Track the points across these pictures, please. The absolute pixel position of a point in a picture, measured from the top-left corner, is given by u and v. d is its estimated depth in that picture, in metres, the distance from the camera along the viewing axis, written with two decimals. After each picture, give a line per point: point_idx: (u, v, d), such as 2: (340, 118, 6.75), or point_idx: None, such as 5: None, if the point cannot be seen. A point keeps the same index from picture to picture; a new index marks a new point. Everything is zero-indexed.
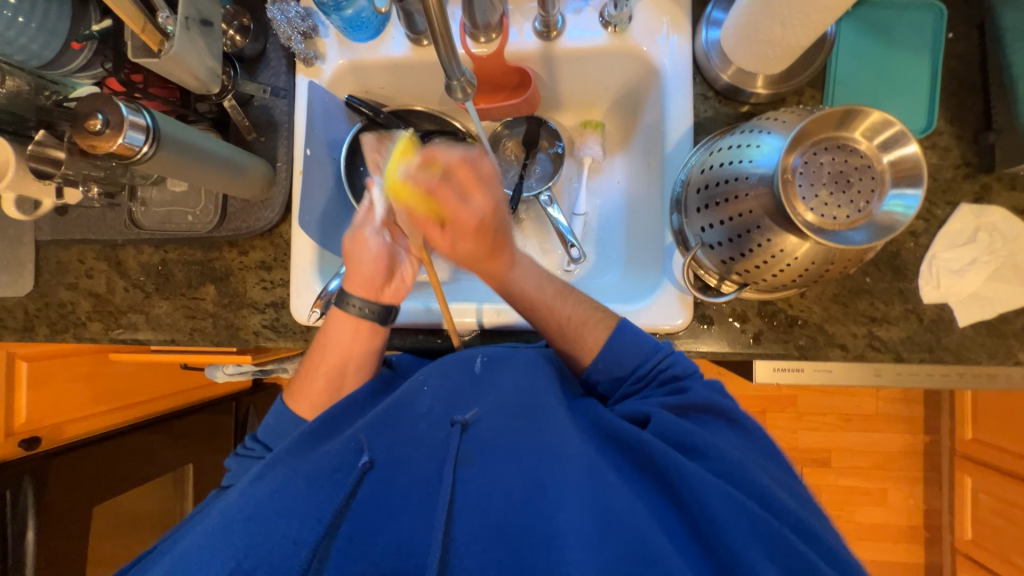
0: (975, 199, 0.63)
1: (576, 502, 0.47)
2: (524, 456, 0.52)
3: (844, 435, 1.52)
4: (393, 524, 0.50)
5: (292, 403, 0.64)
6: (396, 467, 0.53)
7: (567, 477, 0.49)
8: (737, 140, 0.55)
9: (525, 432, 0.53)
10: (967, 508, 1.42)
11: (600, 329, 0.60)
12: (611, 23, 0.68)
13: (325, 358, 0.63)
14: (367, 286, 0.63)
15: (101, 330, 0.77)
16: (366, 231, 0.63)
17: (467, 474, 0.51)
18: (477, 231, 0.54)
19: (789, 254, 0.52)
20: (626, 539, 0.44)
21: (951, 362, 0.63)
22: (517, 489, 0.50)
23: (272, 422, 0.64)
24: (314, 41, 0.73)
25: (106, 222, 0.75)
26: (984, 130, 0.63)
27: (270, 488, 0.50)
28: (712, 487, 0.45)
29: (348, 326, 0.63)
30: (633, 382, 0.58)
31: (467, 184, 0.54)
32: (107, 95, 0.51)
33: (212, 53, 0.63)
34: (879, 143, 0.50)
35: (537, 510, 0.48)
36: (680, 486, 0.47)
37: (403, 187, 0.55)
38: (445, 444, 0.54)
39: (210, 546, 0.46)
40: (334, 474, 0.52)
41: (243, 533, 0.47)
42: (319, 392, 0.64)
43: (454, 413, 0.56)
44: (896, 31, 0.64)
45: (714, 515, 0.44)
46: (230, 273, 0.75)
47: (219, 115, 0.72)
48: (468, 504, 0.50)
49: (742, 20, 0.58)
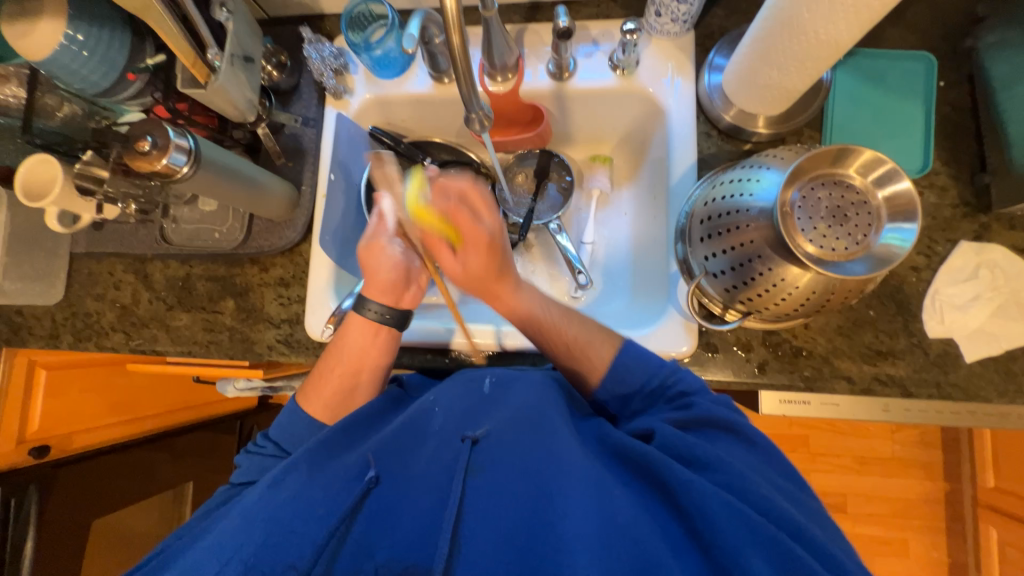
0: (974, 237, 0.65)
1: (585, 514, 0.46)
2: (533, 469, 0.51)
3: (859, 478, 1.47)
4: (402, 528, 0.51)
5: (304, 403, 0.66)
6: (408, 479, 0.54)
7: (573, 490, 0.48)
8: (738, 175, 0.58)
9: (534, 444, 0.53)
10: (995, 563, 1.34)
11: (604, 349, 0.61)
12: (620, 66, 0.73)
13: (342, 362, 0.65)
14: (388, 293, 0.66)
15: (122, 340, 0.80)
16: (382, 240, 0.67)
17: (474, 487, 0.51)
18: (490, 249, 0.60)
19: (790, 284, 0.54)
20: (633, 553, 0.43)
21: (960, 398, 0.62)
22: (524, 501, 0.49)
23: (285, 421, 0.65)
24: (345, 77, 0.79)
25: (138, 237, 0.79)
26: (979, 171, 0.65)
27: (287, 492, 0.52)
28: (717, 502, 0.44)
29: (368, 334, 0.66)
30: (641, 400, 0.59)
31: (479, 205, 0.60)
32: (157, 120, 0.56)
33: (251, 86, 0.69)
34: (874, 179, 0.52)
35: (544, 522, 0.47)
36: (684, 499, 0.46)
37: (424, 211, 0.59)
38: (455, 458, 0.54)
39: (227, 543, 0.48)
40: (346, 481, 0.53)
41: (261, 530, 0.49)
42: (332, 392, 0.66)
43: (464, 428, 0.56)
44: (890, 78, 0.68)
45: (724, 532, 0.43)
46: (250, 289, 0.78)
47: (251, 141, 0.78)
48: (475, 513, 0.50)
49: (742, 66, 0.62)
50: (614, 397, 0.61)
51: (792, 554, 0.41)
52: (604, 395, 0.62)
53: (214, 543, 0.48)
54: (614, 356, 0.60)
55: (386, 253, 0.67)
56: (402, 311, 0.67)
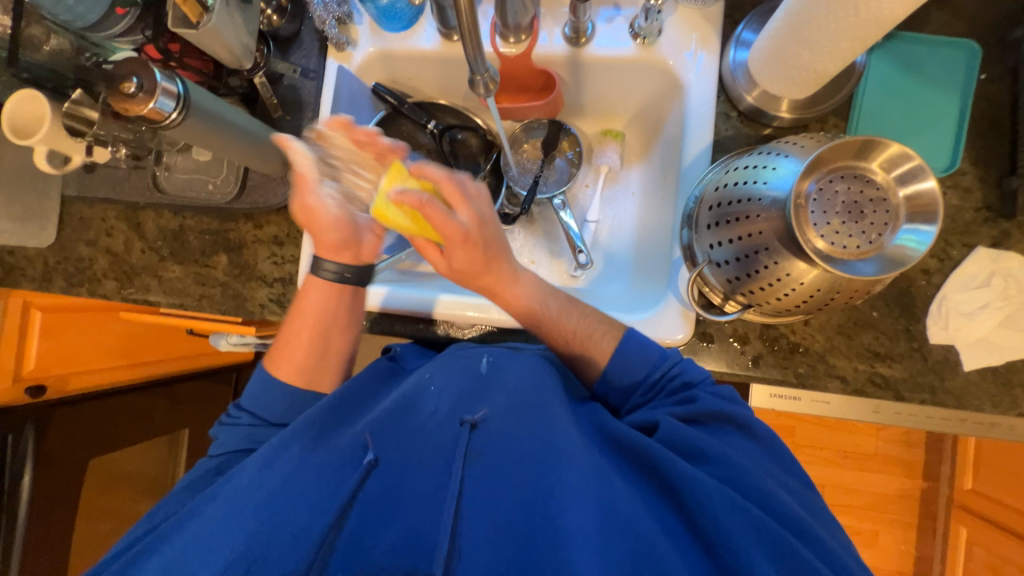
0: (992, 243, 0.62)
1: (585, 501, 0.47)
2: (532, 456, 0.52)
3: (839, 471, 1.49)
4: (404, 513, 0.52)
5: (276, 369, 0.65)
6: (404, 467, 0.54)
7: (573, 478, 0.49)
8: (754, 161, 0.55)
9: (532, 428, 0.54)
10: (961, 560, 1.39)
11: (607, 341, 0.60)
12: (640, 34, 0.68)
13: (307, 326, 0.65)
14: (340, 252, 0.62)
15: (114, 288, 0.79)
16: (312, 198, 0.58)
17: (473, 472, 0.52)
18: (457, 275, 0.59)
19: (795, 279, 0.52)
20: (633, 543, 0.45)
21: (952, 406, 0.62)
22: (523, 489, 0.51)
23: (256, 391, 0.64)
24: (348, 27, 0.75)
25: (130, 183, 0.77)
26: (1008, 175, 0.62)
27: (279, 479, 0.52)
28: (716, 495, 0.46)
29: (328, 295, 0.65)
30: (643, 393, 0.58)
31: (452, 198, 0.54)
32: (143, 59, 0.53)
33: (248, 30, 0.65)
34: (897, 175, 0.50)
35: (542, 513, 0.49)
36: (682, 492, 0.47)
37: (389, 211, 0.51)
38: (453, 442, 0.54)
39: (224, 531, 0.49)
40: (342, 465, 0.53)
41: (254, 519, 0.49)
42: (302, 356, 0.65)
43: (461, 412, 0.56)
44: (929, 67, 0.64)
45: (718, 521, 0.45)
46: (244, 245, 0.77)
47: (248, 90, 0.73)
48: (475, 500, 0.51)
49: (771, 43, 0.58)
50: (618, 391, 0.61)
51: (796, 552, 0.43)
52: (603, 389, 0.62)
53: (206, 531, 0.49)
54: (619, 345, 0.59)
55: (322, 209, 0.58)
56: (353, 268, 0.64)
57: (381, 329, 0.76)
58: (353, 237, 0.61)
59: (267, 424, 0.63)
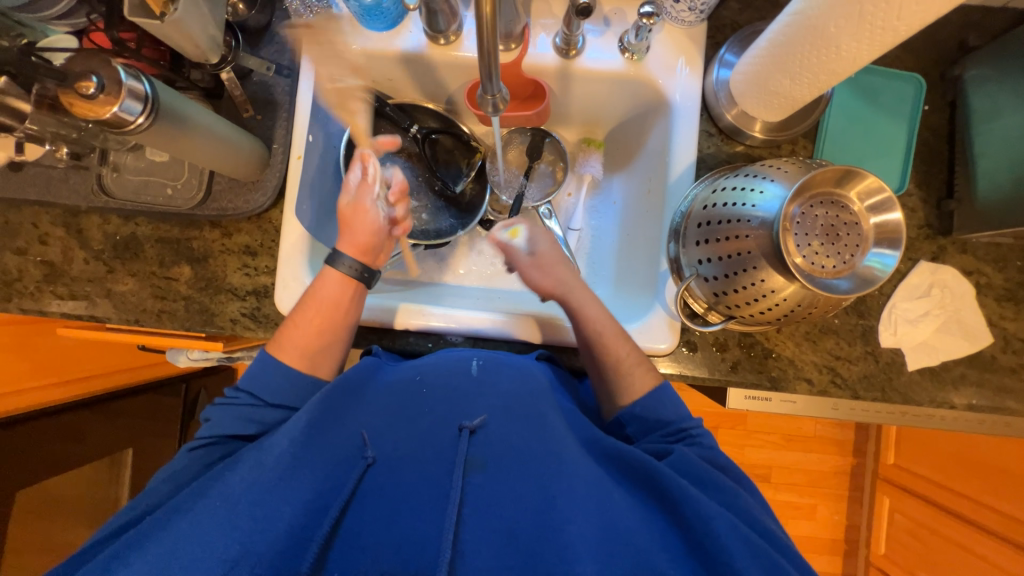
0: (932, 257, 0.70)
1: (588, 516, 0.48)
2: (533, 467, 0.52)
3: (784, 453, 1.63)
4: (402, 522, 0.49)
5: (276, 351, 0.60)
6: (400, 463, 0.53)
7: (575, 492, 0.50)
8: (740, 183, 0.59)
9: (526, 433, 0.54)
10: (883, 526, 1.57)
11: (648, 376, 0.62)
12: (629, 50, 0.69)
13: (321, 317, 0.61)
14: (359, 248, 0.63)
15: (50, 302, 0.70)
16: (367, 201, 0.64)
17: (474, 482, 0.51)
18: (536, 265, 0.69)
19: (778, 295, 0.56)
20: (634, 558, 0.46)
21: (898, 401, 0.69)
22: (526, 498, 0.50)
23: (257, 370, 0.59)
24: (326, 22, 0.70)
25: (68, 184, 0.68)
26: (945, 197, 0.70)
27: (273, 469, 0.49)
28: (721, 517, 0.47)
29: (344, 289, 0.62)
30: (666, 434, 0.58)
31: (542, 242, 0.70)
32: (103, 55, 0.47)
33: (215, 21, 0.59)
34: (869, 204, 0.54)
35: (547, 522, 0.48)
36: (685, 510, 0.48)
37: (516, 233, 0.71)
38: (451, 448, 0.53)
39: (211, 528, 0.45)
40: (341, 462, 0.52)
41: (247, 515, 0.46)
42: (308, 344, 0.61)
43: (460, 418, 0.55)
44: (882, 97, 0.70)
45: (719, 540, 0.46)
46: (210, 255, 0.70)
47: (212, 85, 0.67)
48: (478, 507, 0.49)
49: (754, 68, 0.61)
50: (640, 426, 0.60)
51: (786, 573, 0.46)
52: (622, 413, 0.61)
53: (201, 521, 0.45)
54: (656, 390, 0.60)
55: (370, 213, 0.64)
56: (370, 268, 0.64)
57: (367, 342, 0.73)
58: (381, 239, 0.64)
59: (268, 404, 0.58)
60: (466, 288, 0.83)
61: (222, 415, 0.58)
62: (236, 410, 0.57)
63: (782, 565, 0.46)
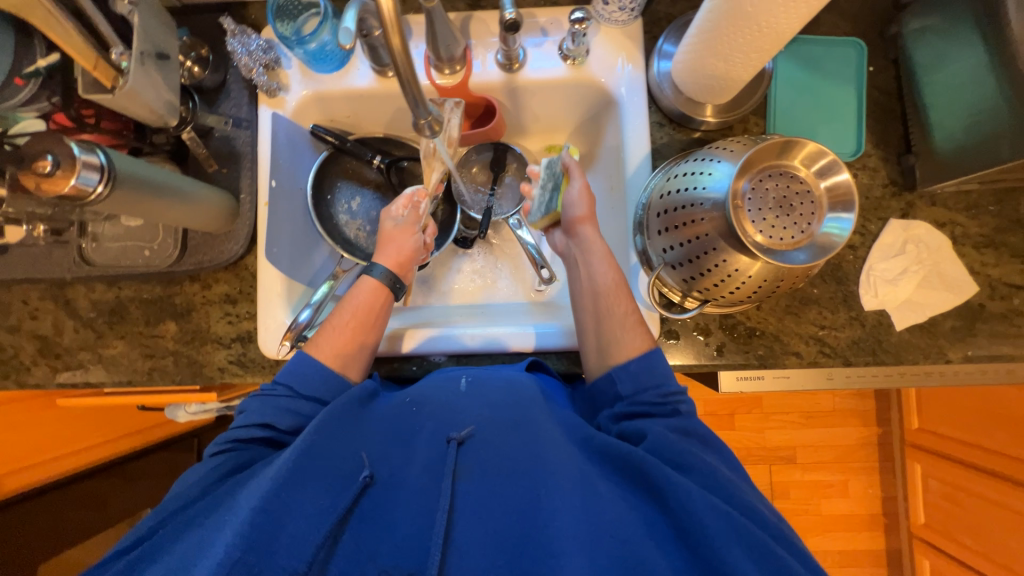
0: (902, 214, 0.70)
1: (574, 514, 0.47)
2: (520, 472, 0.52)
3: (806, 432, 1.59)
4: (393, 535, 0.49)
5: (311, 347, 0.63)
6: (395, 485, 0.52)
7: (561, 487, 0.49)
8: (691, 168, 0.60)
9: (513, 440, 0.54)
10: (920, 493, 1.52)
11: (638, 336, 0.62)
12: (569, 56, 0.71)
13: (354, 318, 0.64)
14: (398, 264, 0.70)
15: (46, 374, 0.72)
16: (414, 227, 0.72)
17: (463, 488, 0.51)
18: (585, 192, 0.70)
19: (743, 273, 0.56)
20: (619, 549, 0.45)
21: (893, 362, 0.68)
22: (514, 502, 0.50)
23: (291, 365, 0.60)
24: (277, 72, 0.73)
25: (51, 259, 0.70)
26: (905, 152, 0.70)
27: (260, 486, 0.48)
28: (703, 501, 0.46)
29: (377, 296, 0.67)
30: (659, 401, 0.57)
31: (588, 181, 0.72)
32: (57, 133, 0.49)
33: (169, 86, 0.63)
34: (817, 169, 0.55)
35: (532, 523, 0.48)
36: (670, 497, 0.47)
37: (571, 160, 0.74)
38: (441, 460, 0.53)
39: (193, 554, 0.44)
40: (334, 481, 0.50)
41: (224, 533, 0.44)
42: (343, 342, 0.63)
43: (448, 430, 0.55)
44: (826, 65, 0.71)
45: (703, 523, 0.45)
46: (192, 308, 0.72)
47: (176, 146, 0.71)
48: (468, 513, 0.50)
49: (689, 57, 0.62)
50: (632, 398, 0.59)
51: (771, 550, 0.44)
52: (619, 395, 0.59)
53: (192, 547, 0.45)
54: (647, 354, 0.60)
55: (411, 237, 0.71)
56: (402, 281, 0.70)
57: None
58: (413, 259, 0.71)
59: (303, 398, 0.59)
60: (448, 309, 0.83)
61: (259, 407, 0.58)
62: (272, 402, 0.58)
63: (773, 546, 0.44)
